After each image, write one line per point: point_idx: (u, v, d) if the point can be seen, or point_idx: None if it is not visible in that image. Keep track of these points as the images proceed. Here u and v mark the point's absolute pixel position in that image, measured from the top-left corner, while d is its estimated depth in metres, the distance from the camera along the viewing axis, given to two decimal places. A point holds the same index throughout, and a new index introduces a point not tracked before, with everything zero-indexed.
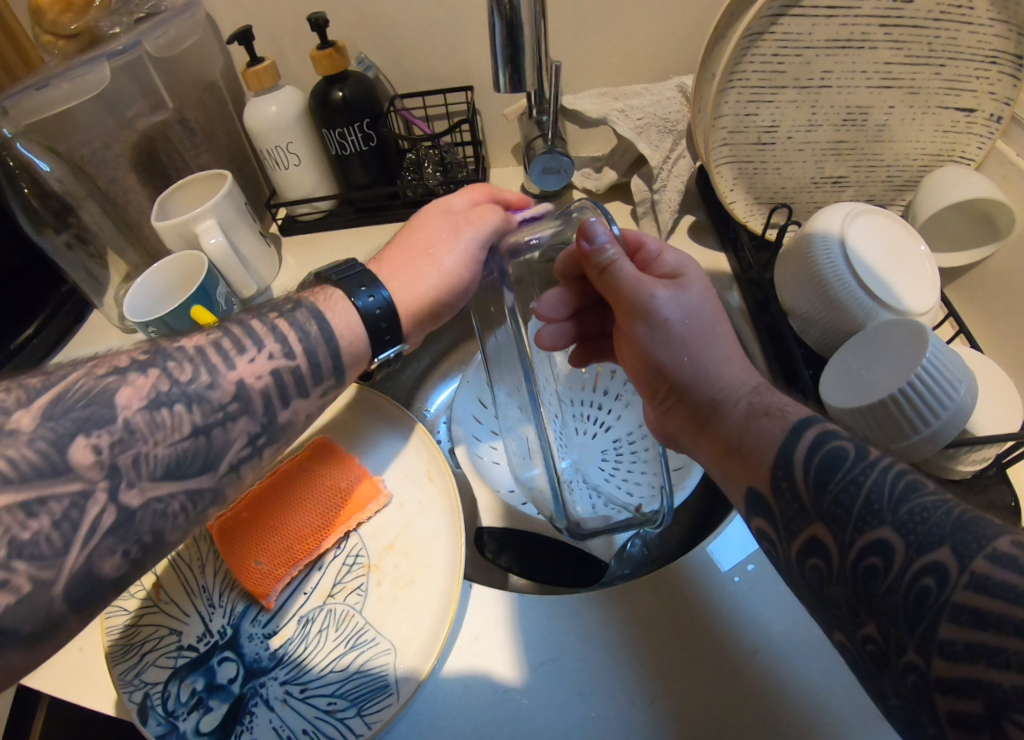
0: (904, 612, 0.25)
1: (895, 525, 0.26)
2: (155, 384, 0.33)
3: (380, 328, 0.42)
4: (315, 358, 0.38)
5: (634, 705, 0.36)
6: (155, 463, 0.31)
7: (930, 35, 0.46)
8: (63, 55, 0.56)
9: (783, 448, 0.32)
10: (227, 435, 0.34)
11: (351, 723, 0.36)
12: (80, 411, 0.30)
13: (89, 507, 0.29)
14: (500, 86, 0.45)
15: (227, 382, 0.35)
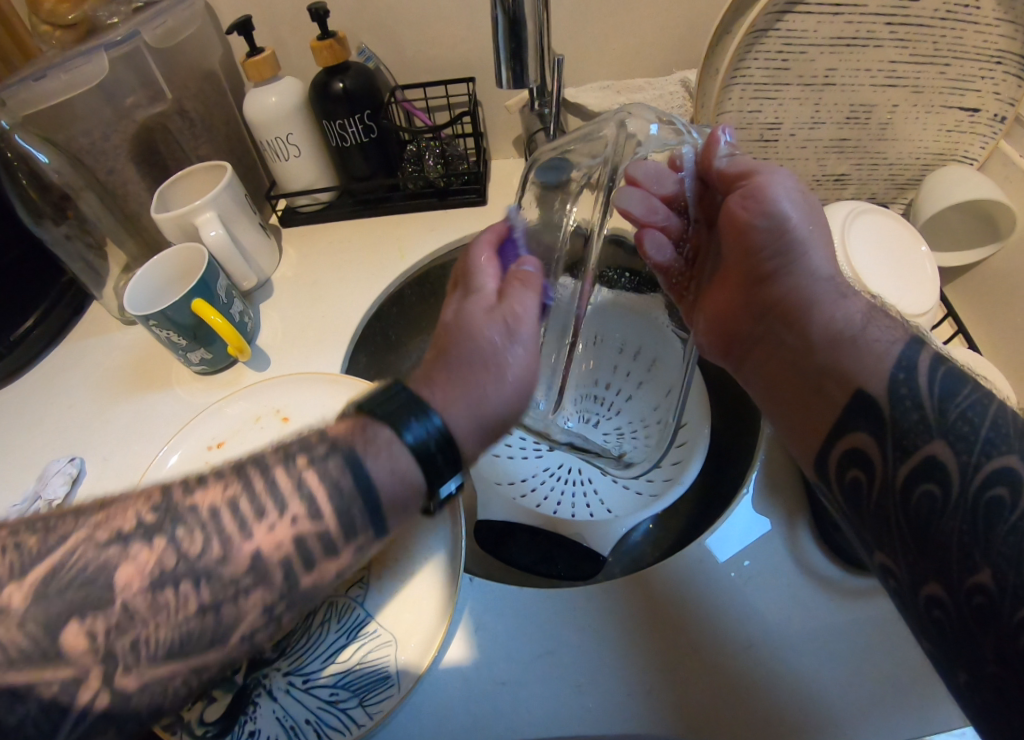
0: (1023, 556, 0.26)
1: (1022, 457, 0.28)
2: (160, 560, 0.26)
3: (435, 461, 0.31)
4: (351, 519, 0.29)
5: (632, 697, 0.38)
6: (157, 646, 0.25)
7: (937, 34, 0.46)
8: (60, 44, 0.56)
9: (904, 353, 0.34)
10: (240, 608, 0.27)
11: (353, 714, 0.37)
12: (74, 593, 0.24)
13: (76, 691, 0.24)
14: (504, 83, 0.45)
15: (242, 554, 0.27)
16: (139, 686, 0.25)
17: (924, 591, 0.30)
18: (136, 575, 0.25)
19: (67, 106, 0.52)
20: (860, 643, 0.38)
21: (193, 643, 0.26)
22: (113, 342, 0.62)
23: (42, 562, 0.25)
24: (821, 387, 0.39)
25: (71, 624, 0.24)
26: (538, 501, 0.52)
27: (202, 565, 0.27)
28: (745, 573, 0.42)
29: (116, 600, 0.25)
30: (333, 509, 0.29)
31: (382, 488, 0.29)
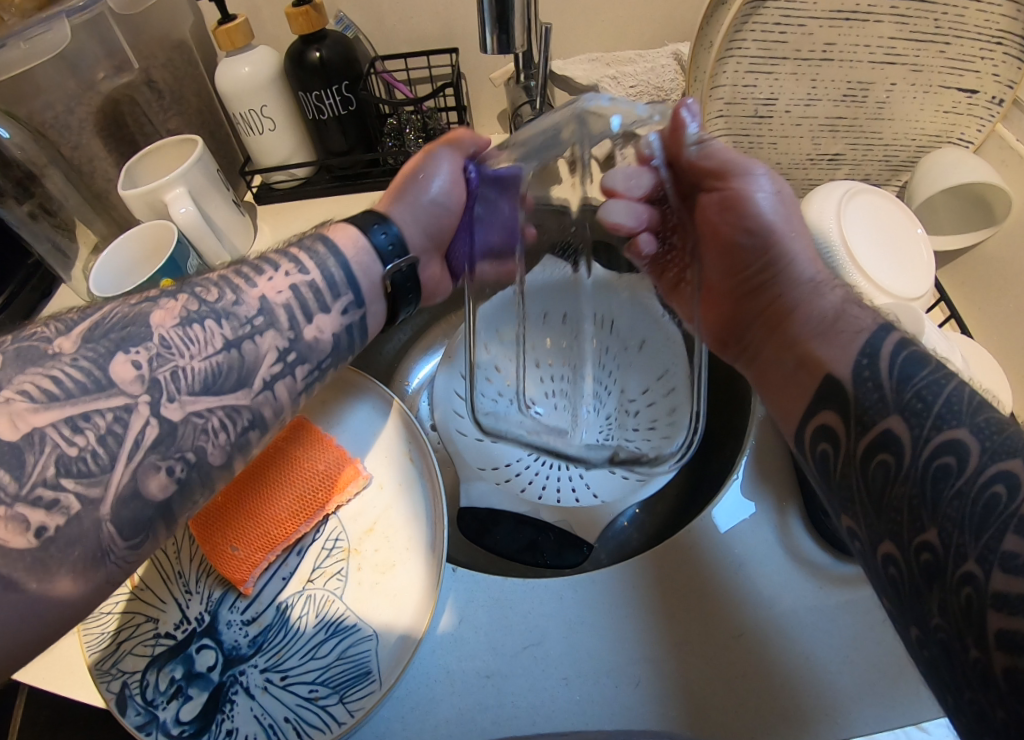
0: (970, 517, 0.23)
1: (974, 429, 0.25)
2: (185, 306, 0.34)
3: (405, 286, 0.45)
4: (335, 283, 0.40)
5: (621, 688, 0.37)
6: (194, 376, 0.32)
7: (937, 11, 0.45)
8: (21, 13, 0.51)
9: (868, 341, 0.32)
10: (258, 348, 0.35)
11: (333, 712, 0.36)
12: (116, 334, 0.32)
13: (128, 419, 0.30)
14: (488, 50, 0.43)
15: (250, 299, 0.36)
16: (182, 419, 0.32)
17: (879, 549, 0.28)
18: (171, 316, 0.34)
19: (28, 77, 0.49)
20: (852, 629, 0.38)
21: (225, 373, 0.34)
22: None
23: (82, 323, 0.32)
24: (794, 373, 0.37)
25: (118, 357, 0.31)
26: (523, 487, 0.50)
27: (222, 307, 0.35)
28: (737, 560, 0.41)
29: (155, 334, 0.32)
30: (320, 277, 0.39)
31: (358, 276, 0.41)
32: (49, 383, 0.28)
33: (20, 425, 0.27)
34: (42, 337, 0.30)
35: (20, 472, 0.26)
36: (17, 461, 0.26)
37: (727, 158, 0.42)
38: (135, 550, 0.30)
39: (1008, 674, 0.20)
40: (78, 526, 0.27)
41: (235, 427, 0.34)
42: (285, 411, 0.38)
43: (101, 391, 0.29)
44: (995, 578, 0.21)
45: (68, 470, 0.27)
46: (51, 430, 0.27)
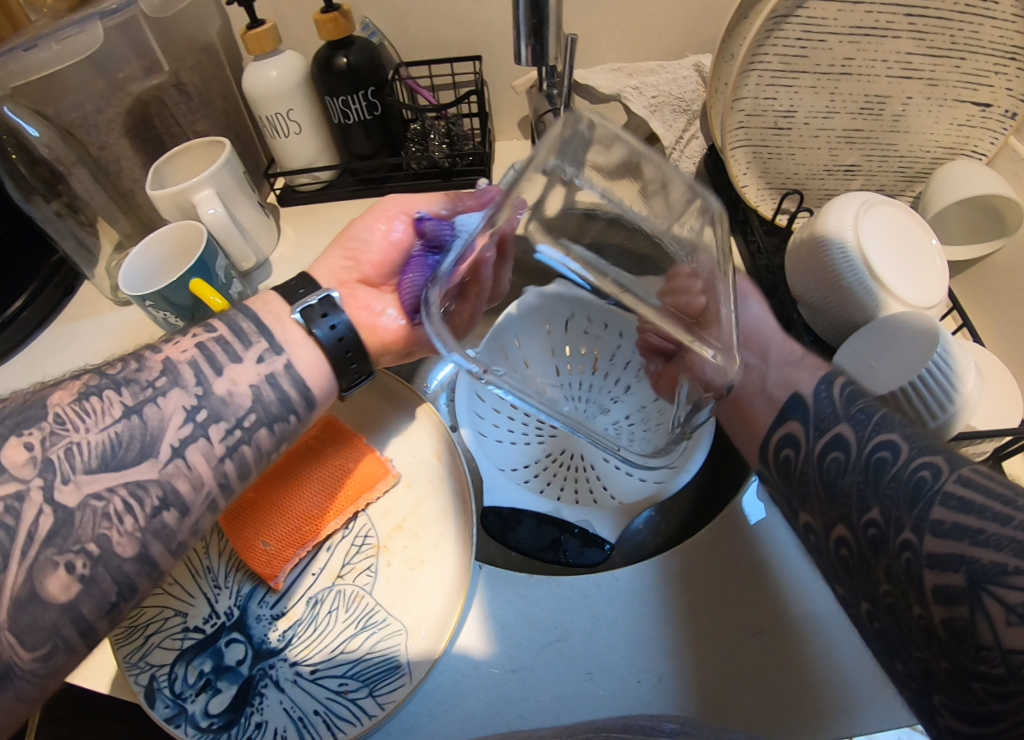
0: (905, 496, 0.30)
1: (904, 433, 0.32)
2: (85, 384, 0.35)
3: (344, 356, 0.41)
4: (241, 329, 0.39)
5: (643, 683, 0.37)
6: (90, 452, 0.33)
7: (954, 27, 0.46)
8: (54, 14, 0.53)
9: (828, 372, 0.39)
10: (161, 411, 0.35)
11: (364, 704, 0.37)
12: (15, 418, 0.33)
13: (21, 509, 0.30)
14: (522, 61, 0.44)
15: (154, 363, 0.37)
16: (79, 505, 0.32)
17: (833, 533, 0.34)
18: (70, 394, 0.35)
19: (59, 78, 0.50)
20: None
21: (124, 450, 0.34)
22: (105, 323, 0.60)
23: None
24: (761, 391, 0.41)
25: (12, 441, 0.32)
26: (543, 485, 0.52)
27: (123, 375, 0.36)
28: (755, 562, 0.42)
29: (52, 413, 0.34)
30: (225, 329, 0.39)
31: (266, 323, 0.40)
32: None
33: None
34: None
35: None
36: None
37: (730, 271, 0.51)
38: (43, 661, 0.30)
39: (947, 623, 0.26)
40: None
41: (142, 509, 0.33)
42: (207, 485, 0.36)
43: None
44: (928, 542, 0.28)
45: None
46: None
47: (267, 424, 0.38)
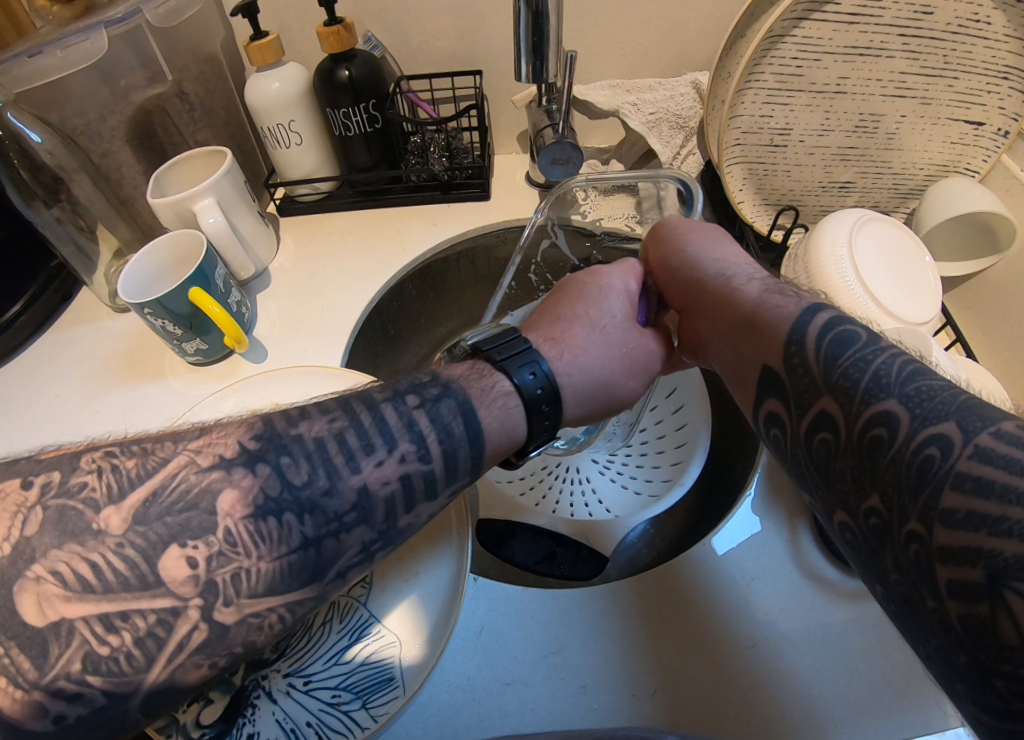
0: (907, 479, 0.25)
1: (901, 399, 0.26)
2: (262, 487, 0.27)
3: (541, 408, 0.35)
4: (454, 459, 0.32)
5: (636, 698, 0.38)
6: (258, 579, 0.26)
7: (946, 47, 0.47)
8: (56, 21, 0.54)
9: (795, 321, 0.33)
10: (342, 544, 0.28)
11: (356, 717, 0.37)
12: (175, 515, 0.26)
13: (173, 622, 0.25)
14: (522, 77, 0.44)
15: (348, 488, 0.29)
16: (236, 620, 0.26)
17: (833, 518, 0.28)
18: (237, 499, 0.27)
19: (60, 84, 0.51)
20: (860, 645, 0.39)
21: (298, 572, 0.27)
22: (104, 330, 0.60)
23: (139, 487, 0.26)
24: (738, 363, 0.36)
25: (172, 548, 0.25)
26: (536, 501, 0.52)
27: (308, 496, 0.28)
28: (747, 575, 0.42)
29: (221, 524, 0.26)
30: (437, 444, 0.31)
31: (491, 432, 0.33)
32: (88, 568, 0.24)
33: (48, 613, 0.23)
34: (92, 499, 0.25)
35: (42, 662, 0.23)
36: (39, 652, 0.23)
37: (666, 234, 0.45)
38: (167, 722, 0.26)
39: (962, 619, 0.22)
40: (103, 714, 0.24)
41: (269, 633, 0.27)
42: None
43: (140, 590, 0.24)
44: (937, 534, 0.23)
45: (96, 668, 0.24)
46: (79, 624, 0.24)
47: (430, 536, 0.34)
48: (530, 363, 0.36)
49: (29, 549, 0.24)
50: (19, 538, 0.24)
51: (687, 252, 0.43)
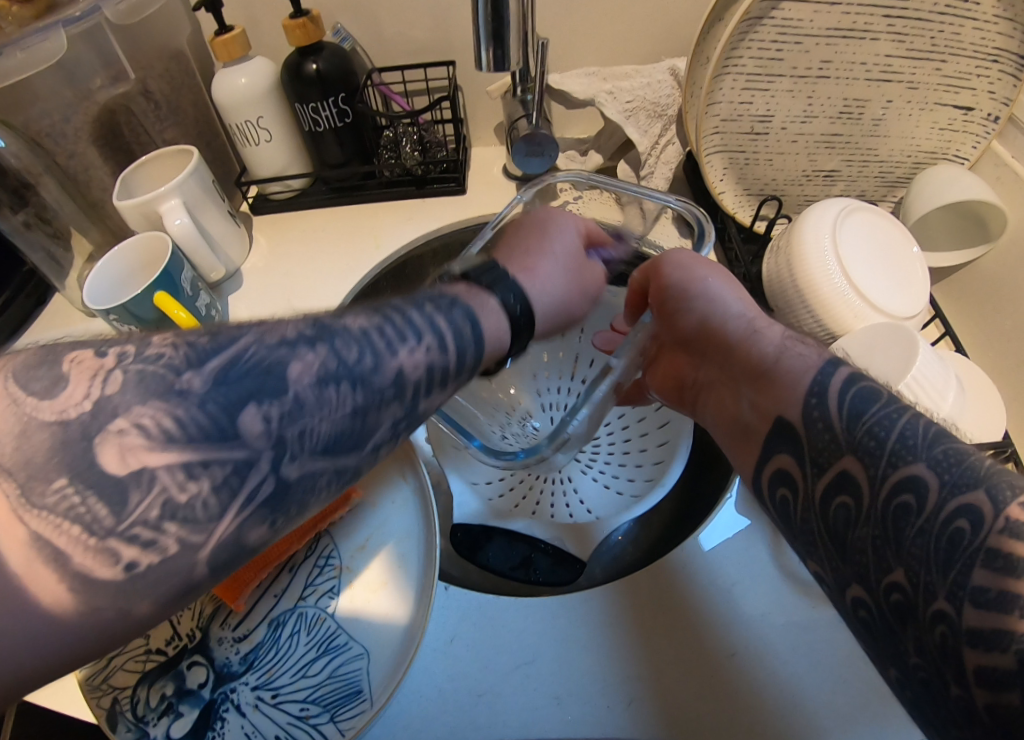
0: (936, 554, 0.23)
1: (930, 463, 0.25)
2: (324, 361, 0.27)
3: (520, 322, 0.39)
4: (464, 356, 0.34)
5: (612, 709, 0.37)
6: (318, 439, 0.26)
7: (933, 29, 0.45)
8: (17, 22, 0.48)
9: (817, 376, 0.32)
10: (379, 423, 0.29)
11: (324, 730, 0.36)
12: (247, 380, 0.25)
13: (246, 477, 0.24)
14: (484, 66, 0.43)
15: (389, 368, 0.30)
16: (297, 477, 0.26)
17: (848, 592, 0.27)
18: (308, 370, 0.26)
19: (24, 86, 0.49)
20: (843, 651, 0.38)
21: (345, 443, 0.27)
22: (77, 335, 0.59)
23: (220, 354, 0.25)
24: (744, 418, 0.36)
25: (250, 407, 0.24)
26: (516, 501, 0.51)
27: (361, 370, 0.28)
28: (729, 579, 0.41)
29: (291, 391, 0.26)
30: (452, 342, 0.33)
31: (488, 334, 0.36)
32: (173, 420, 0.23)
33: (129, 462, 0.22)
34: (170, 363, 0.24)
35: (121, 506, 0.21)
36: (116, 497, 0.21)
37: (678, 263, 0.44)
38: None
39: (991, 709, 0.20)
40: (171, 564, 0.22)
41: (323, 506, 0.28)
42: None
43: (221, 439, 0.23)
44: (968, 615, 0.21)
45: (173, 515, 0.22)
46: (162, 473, 0.22)
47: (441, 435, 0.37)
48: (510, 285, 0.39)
49: (109, 406, 0.22)
50: (100, 395, 0.22)
51: (704, 281, 0.42)
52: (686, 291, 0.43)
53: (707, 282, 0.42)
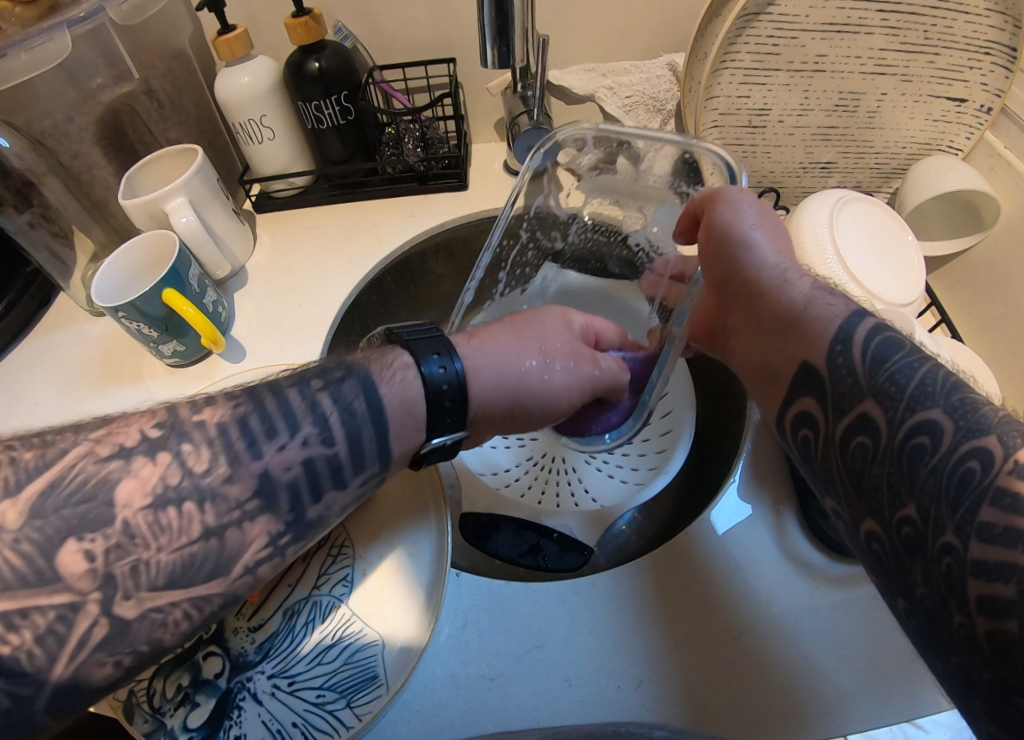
0: (947, 491, 0.25)
1: (947, 410, 0.27)
2: (163, 476, 0.28)
3: (444, 406, 0.34)
4: (359, 444, 0.32)
5: (622, 689, 0.37)
6: (158, 571, 0.27)
7: (926, 23, 0.46)
8: (20, 23, 0.49)
9: (843, 325, 0.33)
10: (245, 535, 0.29)
11: (341, 715, 0.37)
12: (75, 507, 0.26)
13: (74, 618, 0.25)
14: (488, 64, 0.44)
15: (248, 474, 0.29)
16: (137, 615, 0.26)
17: (862, 527, 0.29)
18: (141, 495, 0.27)
19: (29, 86, 0.49)
20: (846, 630, 0.39)
21: (196, 572, 0.28)
22: (81, 334, 0.59)
23: (36, 479, 0.26)
24: (771, 365, 0.37)
25: (69, 544, 0.25)
26: (521, 491, 0.52)
27: (207, 485, 0.28)
28: (734, 562, 0.42)
29: (118, 516, 0.26)
30: (343, 436, 0.31)
31: (390, 410, 0.32)
32: None
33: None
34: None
35: None
36: None
37: (727, 205, 0.41)
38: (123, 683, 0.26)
39: (991, 636, 0.23)
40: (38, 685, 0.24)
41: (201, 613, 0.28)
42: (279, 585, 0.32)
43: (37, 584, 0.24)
44: (973, 547, 0.24)
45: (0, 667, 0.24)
46: None
47: None
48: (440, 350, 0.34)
49: None
50: None
51: (749, 231, 0.40)
52: (730, 236, 0.40)
53: (750, 228, 0.40)
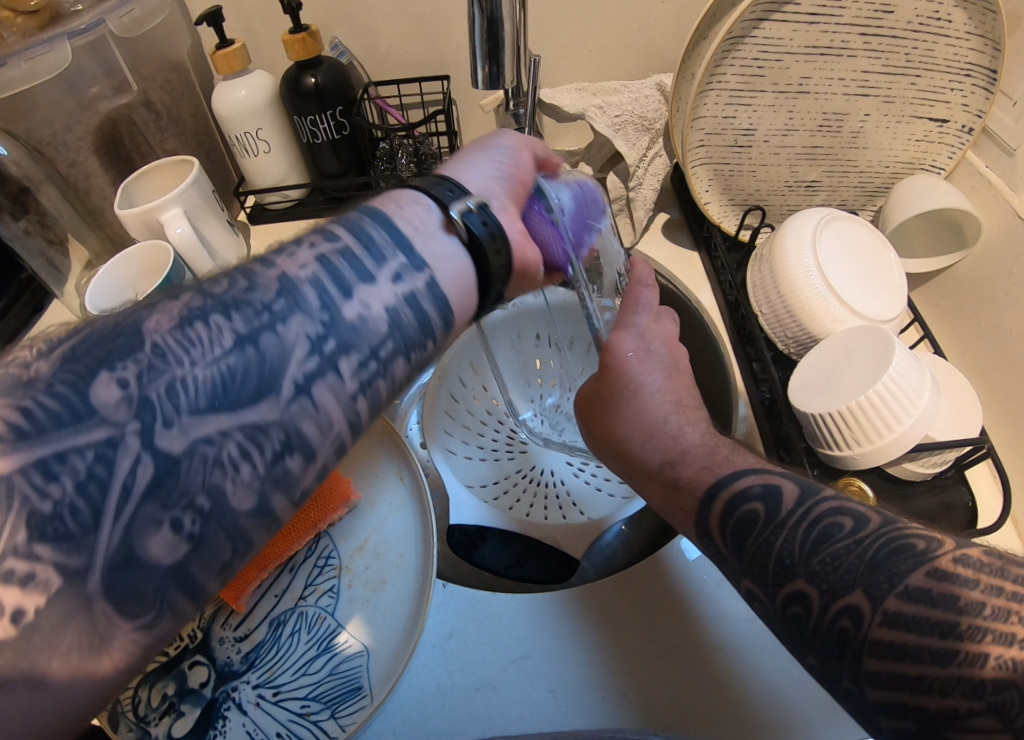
0: (832, 645, 0.26)
1: (810, 577, 0.28)
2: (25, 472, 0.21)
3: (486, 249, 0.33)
4: (230, 326, 0.26)
5: (606, 700, 0.38)
6: (198, 389, 0.24)
7: (908, 46, 0.47)
8: (21, 32, 0.50)
9: (697, 514, 0.33)
10: (282, 339, 0.27)
11: (325, 726, 0.37)
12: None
13: (116, 456, 0.22)
14: (479, 84, 0.45)
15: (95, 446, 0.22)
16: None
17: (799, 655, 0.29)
18: (169, 318, 0.26)
19: (27, 95, 0.50)
20: None
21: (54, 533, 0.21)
22: None
23: (66, 341, 0.24)
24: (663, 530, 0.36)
25: (101, 375, 0.23)
26: (511, 504, 0.53)
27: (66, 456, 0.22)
28: (716, 576, 0.43)
29: (147, 341, 0.25)
30: (351, 240, 0.30)
31: (298, 283, 0.28)
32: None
33: None
34: (21, 361, 0.23)
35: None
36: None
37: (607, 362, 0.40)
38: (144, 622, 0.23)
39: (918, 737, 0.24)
40: None
41: (262, 455, 0.25)
42: (337, 427, 0.28)
43: None
44: (869, 691, 0.25)
45: (43, 533, 0.21)
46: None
47: (276, 485, 0.26)
48: (471, 198, 0.33)
49: None
50: None
51: (619, 388, 0.39)
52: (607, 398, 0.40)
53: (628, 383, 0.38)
